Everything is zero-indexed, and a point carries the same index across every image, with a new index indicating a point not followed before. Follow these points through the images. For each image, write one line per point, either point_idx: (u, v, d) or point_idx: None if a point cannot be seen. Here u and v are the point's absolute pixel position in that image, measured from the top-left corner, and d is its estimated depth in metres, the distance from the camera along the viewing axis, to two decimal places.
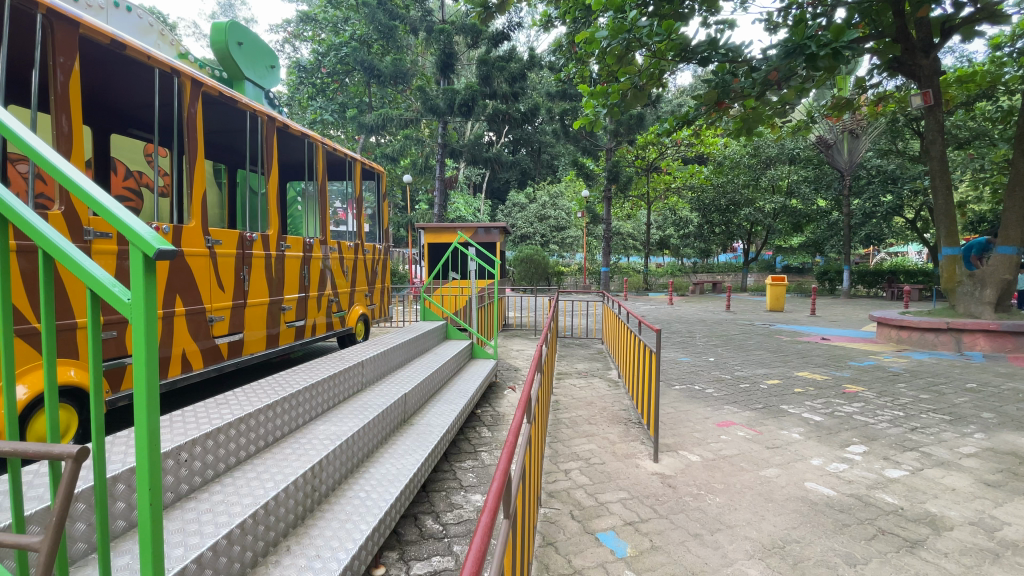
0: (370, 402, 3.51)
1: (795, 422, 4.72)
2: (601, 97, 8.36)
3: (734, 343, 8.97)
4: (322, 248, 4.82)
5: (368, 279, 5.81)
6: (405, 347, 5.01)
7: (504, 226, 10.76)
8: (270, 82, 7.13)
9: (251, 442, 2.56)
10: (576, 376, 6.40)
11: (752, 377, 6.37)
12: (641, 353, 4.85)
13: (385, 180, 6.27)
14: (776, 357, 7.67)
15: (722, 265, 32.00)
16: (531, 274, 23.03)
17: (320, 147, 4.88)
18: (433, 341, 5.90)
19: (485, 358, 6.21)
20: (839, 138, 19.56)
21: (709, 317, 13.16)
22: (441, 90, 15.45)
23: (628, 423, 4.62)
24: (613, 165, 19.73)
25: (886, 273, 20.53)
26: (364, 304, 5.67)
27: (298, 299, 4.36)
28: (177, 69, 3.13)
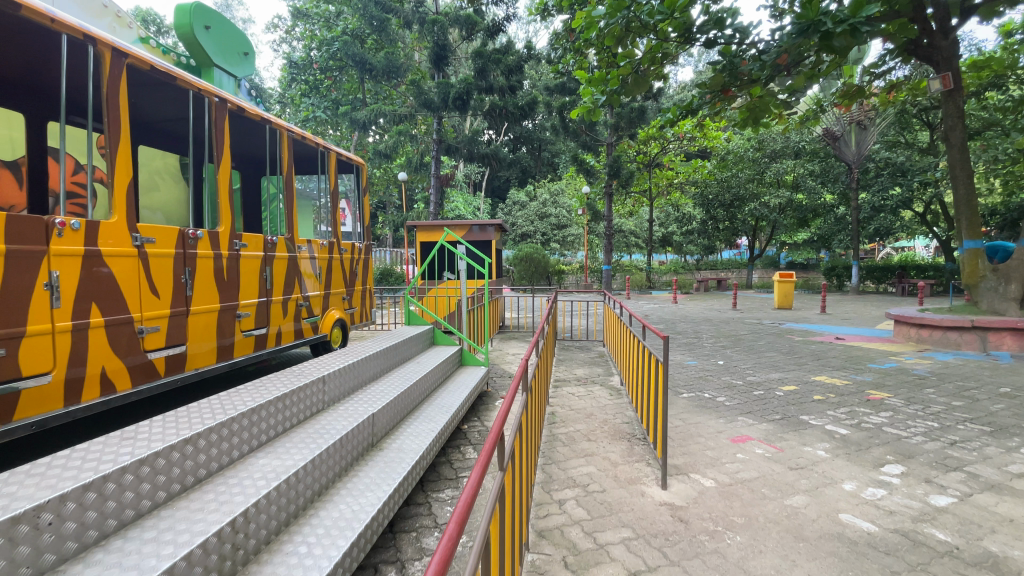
0: (329, 423, 2.98)
1: (820, 437, 4.20)
2: (600, 84, 7.86)
3: (743, 344, 8.45)
4: (289, 247, 4.31)
5: (345, 281, 5.30)
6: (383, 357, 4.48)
7: (500, 223, 10.27)
8: (246, 70, 6.67)
9: (161, 487, 2.03)
10: (574, 384, 5.89)
11: (766, 383, 5.86)
12: (645, 360, 4.33)
13: (365, 173, 5.77)
14: (790, 360, 7.14)
15: (726, 262, 31.44)
16: (531, 273, 22.54)
17: (286, 135, 4.36)
18: (418, 347, 5.39)
19: (475, 365, 5.70)
20: (846, 130, 19.00)
21: (715, 316, 12.65)
22: (435, 84, 14.89)
23: (632, 439, 4.12)
24: (614, 160, 19.16)
25: (896, 269, 19.96)
26: (341, 308, 5.17)
27: (259, 305, 3.84)
28: (92, 36, 2.65)
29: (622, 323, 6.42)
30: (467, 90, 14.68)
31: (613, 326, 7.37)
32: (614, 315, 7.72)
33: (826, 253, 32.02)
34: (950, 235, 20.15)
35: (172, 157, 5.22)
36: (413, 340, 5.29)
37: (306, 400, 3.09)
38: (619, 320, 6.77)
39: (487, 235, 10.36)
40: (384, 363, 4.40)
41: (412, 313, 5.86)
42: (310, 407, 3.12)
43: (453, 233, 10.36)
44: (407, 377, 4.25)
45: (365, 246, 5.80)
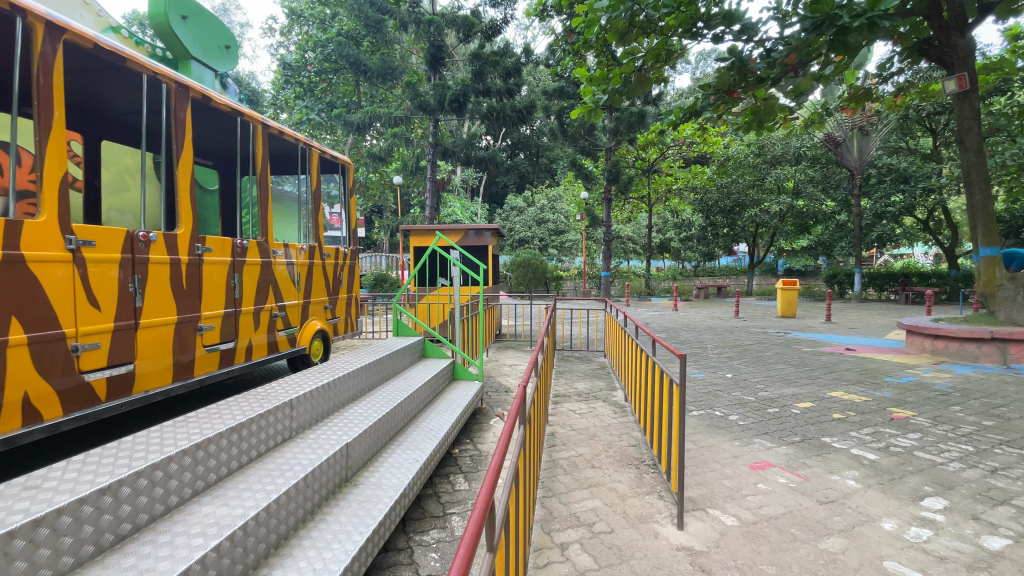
0: (294, 457, 2.57)
1: (847, 463, 3.81)
2: (602, 83, 7.51)
3: (751, 355, 8.06)
4: (263, 252, 3.90)
5: (328, 289, 4.89)
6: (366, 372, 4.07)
7: (498, 227, 9.87)
8: (227, 65, 6.28)
9: (66, 552, 1.62)
10: (575, 399, 5.49)
11: (780, 399, 5.47)
12: (654, 378, 3.93)
13: (351, 172, 5.38)
14: (802, 373, 6.76)
15: (724, 268, 31.16)
16: (528, 279, 22.19)
17: (260, 128, 3.94)
18: (408, 360, 4.99)
19: (468, 379, 5.28)
20: (848, 135, 18.66)
21: (718, 324, 12.29)
22: (431, 86, 14.52)
23: (640, 465, 3.71)
24: (614, 165, 18.83)
25: (899, 276, 19.66)
26: (323, 318, 4.75)
27: (225, 317, 3.44)
28: (20, 7, 2.26)
29: (625, 333, 6.00)
30: (464, 92, 14.31)
31: (616, 337, 6.94)
32: (616, 324, 7.31)
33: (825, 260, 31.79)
34: (953, 242, 19.89)
35: None
36: (403, 353, 4.89)
37: (268, 428, 2.69)
38: (622, 331, 6.34)
39: (484, 240, 9.96)
40: (368, 380, 3.99)
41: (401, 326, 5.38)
42: (273, 436, 2.71)
43: (448, 237, 9.95)
44: (392, 394, 3.85)
45: (351, 250, 5.41)
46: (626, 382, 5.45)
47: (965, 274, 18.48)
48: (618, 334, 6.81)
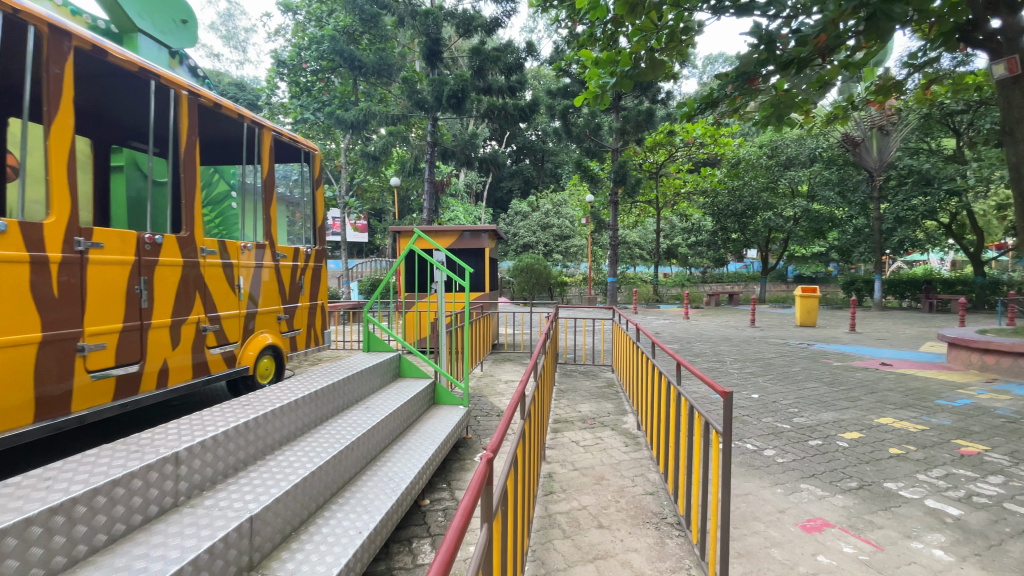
0: (162, 545, 1.79)
1: (925, 523, 2.98)
2: (609, 65, 6.63)
3: (777, 371, 7.19)
4: (189, 250, 3.12)
5: (285, 296, 4.10)
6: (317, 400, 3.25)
7: (494, 228, 9.03)
8: (184, 42, 5.56)
9: None
10: (579, 426, 4.67)
11: (821, 428, 4.62)
12: (679, 412, 3.08)
13: (319, 161, 4.67)
14: (839, 393, 5.91)
15: (733, 274, 30.22)
16: (532, 285, 21.38)
17: (187, 98, 3.17)
18: (380, 381, 4.17)
19: (451, 403, 4.46)
20: (867, 135, 17.87)
21: (734, 334, 11.39)
22: (428, 82, 13.76)
23: (661, 525, 2.89)
24: (620, 166, 18.01)
25: (922, 283, 18.66)
26: (277, 331, 3.97)
27: (124, 333, 2.67)
28: None
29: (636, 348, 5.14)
30: (463, 87, 13.54)
31: (624, 354, 6.04)
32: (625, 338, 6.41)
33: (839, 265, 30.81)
34: (978, 247, 18.88)
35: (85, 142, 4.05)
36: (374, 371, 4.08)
37: (128, 498, 1.91)
38: (630, 344, 5.47)
39: (479, 243, 9.13)
40: (315, 411, 3.19)
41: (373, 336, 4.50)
42: (137, 510, 1.92)
43: (442, 240, 9.17)
44: (344, 433, 3.04)
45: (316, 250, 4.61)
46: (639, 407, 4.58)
47: (993, 281, 17.48)
48: (627, 350, 5.91)
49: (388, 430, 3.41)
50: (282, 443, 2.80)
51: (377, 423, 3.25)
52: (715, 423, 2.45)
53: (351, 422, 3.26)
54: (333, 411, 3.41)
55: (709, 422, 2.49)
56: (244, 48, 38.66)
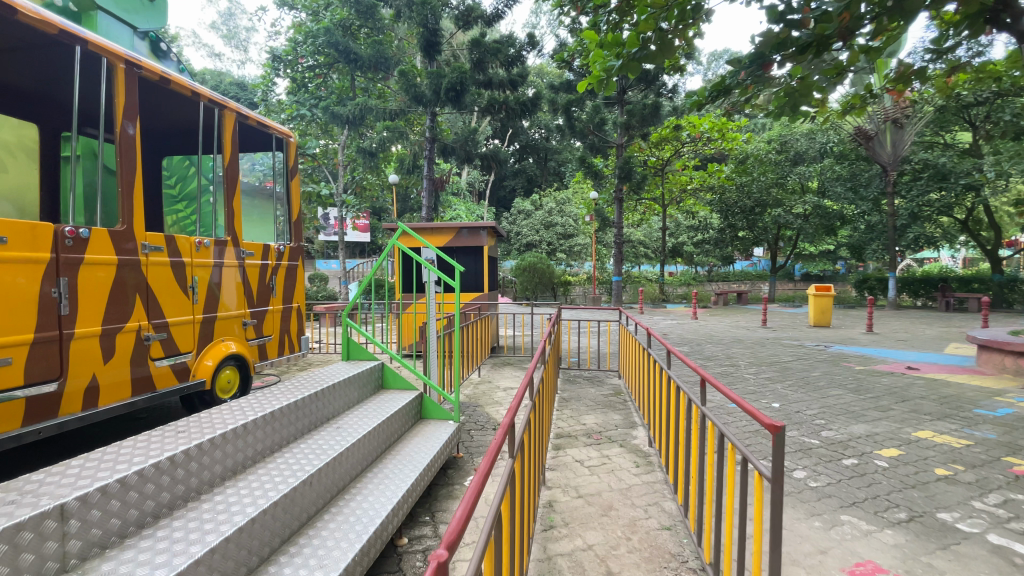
0: None
1: (997, 567, 2.50)
2: (615, 45, 6.09)
3: (796, 377, 6.70)
4: (126, 247, 2.67)
5: (252, 299, 3.65)
6: (278, 421, 2.79)
7: (494, 225, 8.55)
8: (150, 21, 5.03)
9: None
10: (584, 440, 4.20)
11: (853, 443, 4.14)
12: (706, 438, 2.60)
13: (293, 149, 4.26)
14: (868, 402, 5.43)
15: (740, 273, 29.64)
16: (534, 284, 20.90)
17: (124, 70, 2.74)
18: (360, 395, 3.69)
19: (439, 417, 3.99)
20: (881, 129, 17.32)
21: (745, 336, 10.88)
22: (426, 75, 13.27)
23: (680, 572, 2.43)
24: (625, 162, 17.49)
25: (938, 281, 18.04)
26: (241, 338, 3.53)
27: (39, 347, 2.22)
28: None
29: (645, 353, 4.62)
30: (462, 80, 13.03)
31: (633, 361, 5.51)
32: (634, 343, 5.88)
33: (848, 263, 30.18)
34: (994, 243, 18.28)
35: (31, 130, 3.60)
36: (352, 384, 3.60)
37: None
38: (640, 349, 4.94)
39: (478, 240, 8.65)
40: (273, 434, 2.72)
41: (353, 343, 4.00)
42: None
43: (438, 238, 8.69)
44: (300, 465, 2.55)
45: (290, 247, 4.17)
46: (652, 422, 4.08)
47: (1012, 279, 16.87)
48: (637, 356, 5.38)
49: (359, 455, 2.94)
50: (207, 486, 2.29)
51: (343, 449, 2.77)
52: (756, 462, 1.97)
53: (313, 448, 2.78)
54: (295, 433, 2.94)
55: (749, 460, 2.01)
56: (246, 46, 38.31)
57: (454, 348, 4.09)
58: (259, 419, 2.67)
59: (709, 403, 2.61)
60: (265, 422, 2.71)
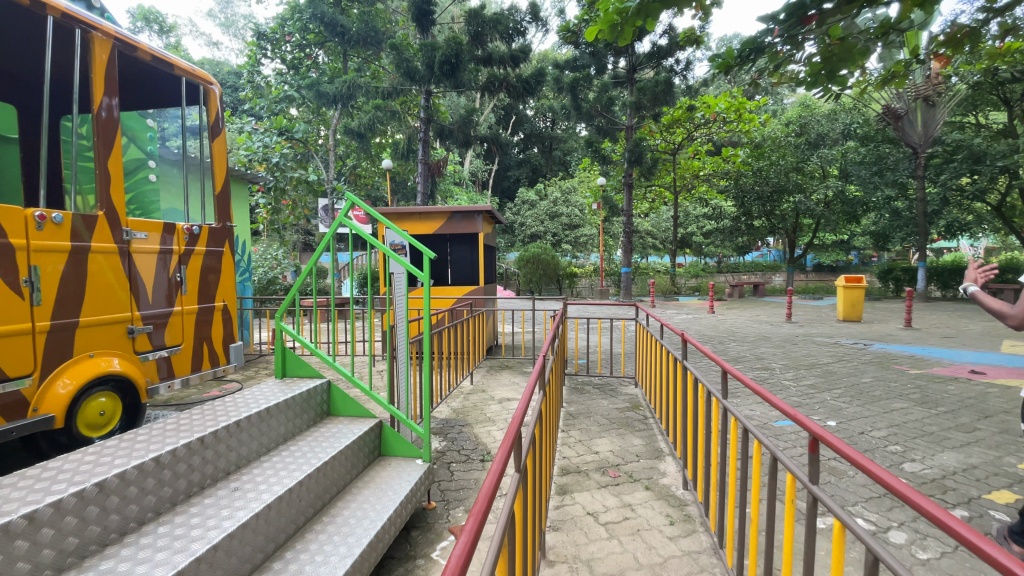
0: None
1: None
2: None
3: (844, 384, 5.70)
4: None
5: (144, 297, 2.67)
6: (122, 484, 1.85)
7: (491, 209, 7.51)
8: None
9: None
10: (597, 480, 3.23)
11: (950, 486, 3.21)
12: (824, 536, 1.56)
13: (217, 101, 3.30)
14: (944, 419, 4.46)
15: (751, 264, 28.51)
16: (539, 276, 19.92)
17: None
18: (290, 428, 2.71)
19: (400, 454, 2.95)
20: (911, 107, 16.07)
21: (771, 332, 9.87)
22: (419, 48, 12.21)
23: None
24: (636, 144, 16.40)
25: (971, 271, 16.85)
26: (126, 353, 2.55)
27: None
28: None
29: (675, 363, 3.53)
30: (458, 52, 11.94)
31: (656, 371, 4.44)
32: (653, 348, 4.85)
33: (863, 252, 29.12)
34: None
35: None
36: (274, 413, 2.61)
37: None
38: (667, 357, 3.85)
39: (472, 227, 7.61)
40: (110, 510, 1.79)
41: (289, 353, 3.00)
42: None
43: (428, 223, 7.64)
44: (171, 551, 1.73)
45: (210, 227, 3.17)
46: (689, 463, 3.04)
47: None
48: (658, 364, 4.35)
49: (251, 547, 1.92)
50: None
51: (232, 531, 1.86)
52: None
53: (196, 525, 1.89)
54: (190, 485, 2.13)
55: None
56: (245, 35, 37.17)
57: (426, 357, 3.05)
58: (119, 478, 1.84)
59: (821, 476, 1.59)
60: (127, 482, 1.87)
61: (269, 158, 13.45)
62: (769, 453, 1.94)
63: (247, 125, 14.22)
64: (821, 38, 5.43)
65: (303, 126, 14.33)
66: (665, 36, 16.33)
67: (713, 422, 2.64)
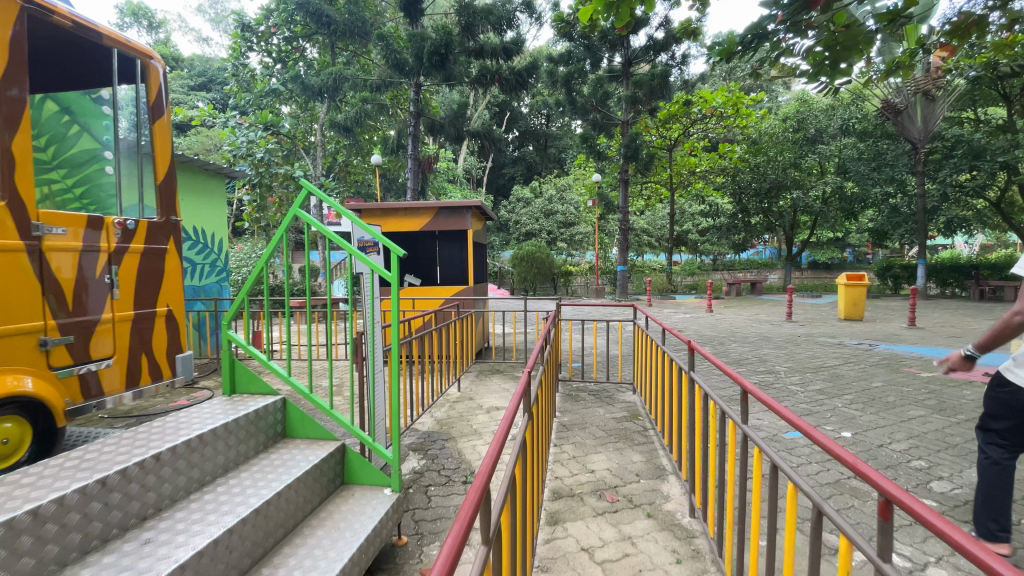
0: None
1: None
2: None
3: (855, 389, 5.36)
4: None
5: (62, 301, 2.28)
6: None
7: (480, 204, 7.13)
8: None
9: None
10: (592, 506, 2.86)
11: (990, 511, 2.86)
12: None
13: (157, 80, 2.94)
14: (968, 428, 4.13)
15: (748, 261, 28.23)
16: (534, 274, 19.54)
17: None
18: (238, 452, 2.35)
19: (365, 482, 2.56)
20: (910, 101, 15.67)
21: (772, 332, 9.53)
22: (407, 39, 11.79)
23: None
24: (632, 139, 16.04)
25: (971, 268, 16.58)
26: (36, 367, 2.15)
27: None
28: None
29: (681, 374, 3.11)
30: (447, 42, 11.53)
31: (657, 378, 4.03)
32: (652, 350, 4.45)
33: (856, 250, 28.96)
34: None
35: None
36: (223, 436, 2.27)
37: None
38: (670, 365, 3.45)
39: (461, 224, 7.23)
40: None
41: (238, 366, 2.62)
42: None
43: (415, 220, 7.27)
44: None
45: (149, 220, 2.80)
46: (699, 488, 2.67)
47: None
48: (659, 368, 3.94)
49: None
50: None
51: (198, 552, 1.69)
52: None
53: (145, 556, 1.67)
54: (155, 500, 1.95)
55: None
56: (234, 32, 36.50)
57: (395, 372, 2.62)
58: (70, 497, 1.65)
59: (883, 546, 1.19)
60: (79, 501, 1.69)
61: (253, 153, 13.01)
62: (812, 502, 1.50)
63: (231, 119, 13.77)
64: (825, 25, 4.92)
65: (289, 120, 13.90)
66: (661, 29, 16.00)
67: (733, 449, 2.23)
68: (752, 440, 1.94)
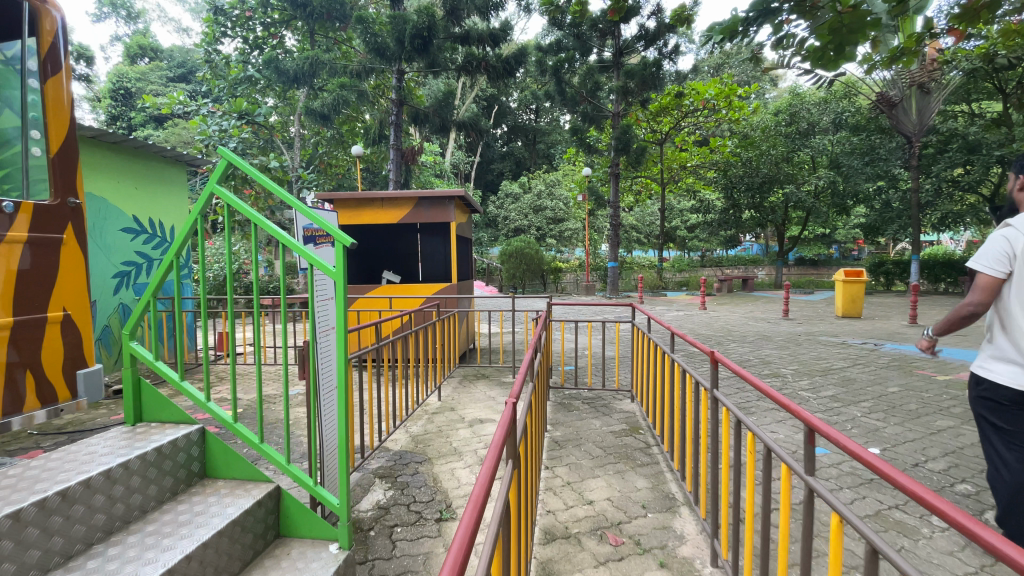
0: None
1: None
2: None
3: (871, 395, 4.96)
4: None
5: None
6: None
7: (464, 194, 6.32)
8: None
9: None
10: (590, 554, 2.34)
11: None
12: None
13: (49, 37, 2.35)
14: None
15: (738, 258, 27.99)
16: (522, 271, 19.04)
17: None
18: (168, 482, 1.96)
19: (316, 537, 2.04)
20: (905, 94, 15.14)
21: (770, 331, 9.15)
22: (388, 22, 11.18)
23: None
24: (623, 131, 15.57)
25: (964, 264, 16.35)
26: None
27: None
28: None
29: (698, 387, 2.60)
30: (430, 25, 10.93)
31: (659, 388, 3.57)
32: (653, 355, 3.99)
33: (844, 246, 28.86)
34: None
35: None
36: (171, 454, 1.97)
37: None
38: (681, 375, 2.93)
39: (444, 216, 6.41)
40: None
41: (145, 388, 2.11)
42: None
43: (389, 211, 6.41)
44: None
45: (36, 202, 2.22)
46: (725, 533, 2.19)
47: None
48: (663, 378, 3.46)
49: None
50: None
51: None
52: None
53: None
54: (103, 523, 1.69)
55: None
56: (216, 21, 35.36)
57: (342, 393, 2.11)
58: None
59: None
60: (10, 530, 1.43)
61: (226, 143, 12.33)
62: None
63: (203, 107, 13.03)
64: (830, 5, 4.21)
65: (265, 109, 13.19)
66: (653, 18, 15.52)
67: (785, 502, 1.72)
68: (827, 502, 1.42)
